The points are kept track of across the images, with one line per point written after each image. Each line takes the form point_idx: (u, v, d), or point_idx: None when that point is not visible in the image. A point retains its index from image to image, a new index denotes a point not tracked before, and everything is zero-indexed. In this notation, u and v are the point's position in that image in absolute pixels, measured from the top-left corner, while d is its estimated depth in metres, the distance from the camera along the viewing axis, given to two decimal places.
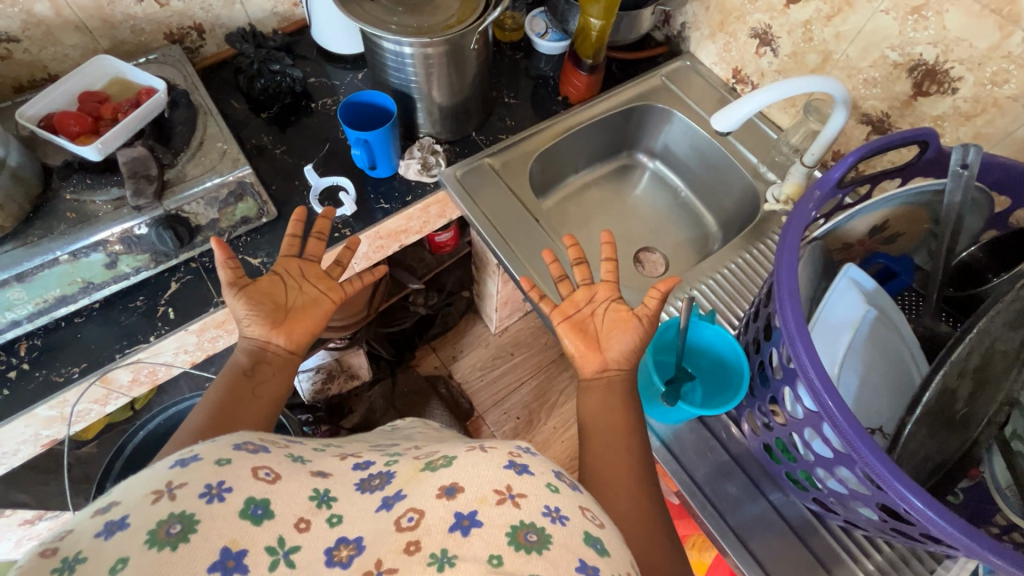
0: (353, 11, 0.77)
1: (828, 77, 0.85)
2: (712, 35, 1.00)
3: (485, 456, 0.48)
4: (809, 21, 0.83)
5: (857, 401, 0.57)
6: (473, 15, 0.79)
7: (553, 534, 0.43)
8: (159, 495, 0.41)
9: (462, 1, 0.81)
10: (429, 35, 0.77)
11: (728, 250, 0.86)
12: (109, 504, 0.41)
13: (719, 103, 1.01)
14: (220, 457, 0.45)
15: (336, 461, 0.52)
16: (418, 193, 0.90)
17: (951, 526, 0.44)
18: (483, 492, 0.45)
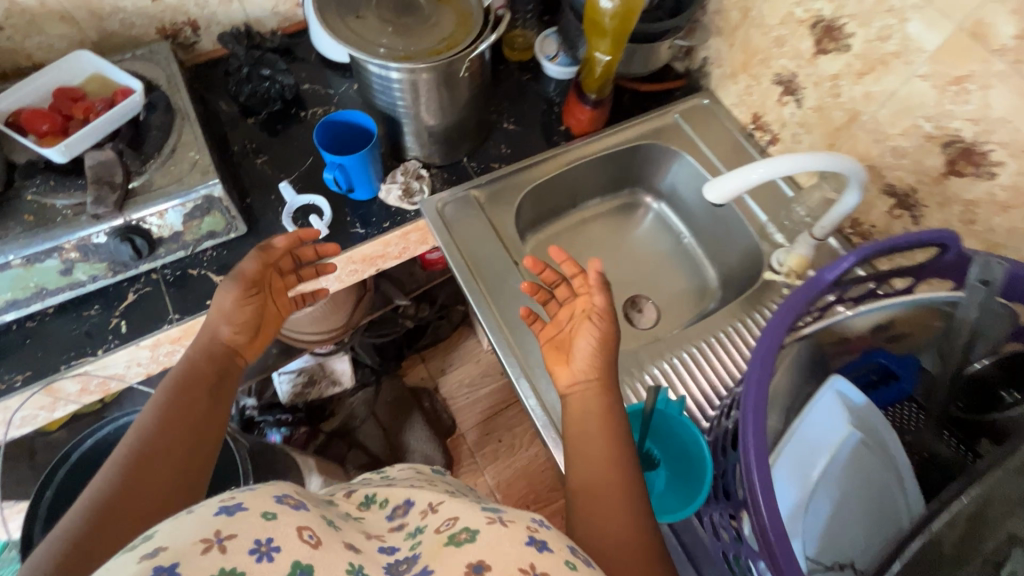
0: (337, 29, 0.72)
1: (853, 138, 0.77)
2: (734, 75, 0.92)
3: (506, 532, 0.43)
4: (838, 75, 0.75)
5: (826, 533, 0.51)
6: (465, 39, 0.73)
7: None
8: (208, 545, 0.37)
9: (458, 23, 0.75)
10: (415, 59, 0.71)
11: (719, 317, 0.79)
12: (154, 549, 0.37)
13: (734, 150, 0.93)
14: (266, 511, 0.41)
15: (363, 538, 0.47)
16: (397, 220, 0.85)
17: None
18: (508, 566, 0.40)
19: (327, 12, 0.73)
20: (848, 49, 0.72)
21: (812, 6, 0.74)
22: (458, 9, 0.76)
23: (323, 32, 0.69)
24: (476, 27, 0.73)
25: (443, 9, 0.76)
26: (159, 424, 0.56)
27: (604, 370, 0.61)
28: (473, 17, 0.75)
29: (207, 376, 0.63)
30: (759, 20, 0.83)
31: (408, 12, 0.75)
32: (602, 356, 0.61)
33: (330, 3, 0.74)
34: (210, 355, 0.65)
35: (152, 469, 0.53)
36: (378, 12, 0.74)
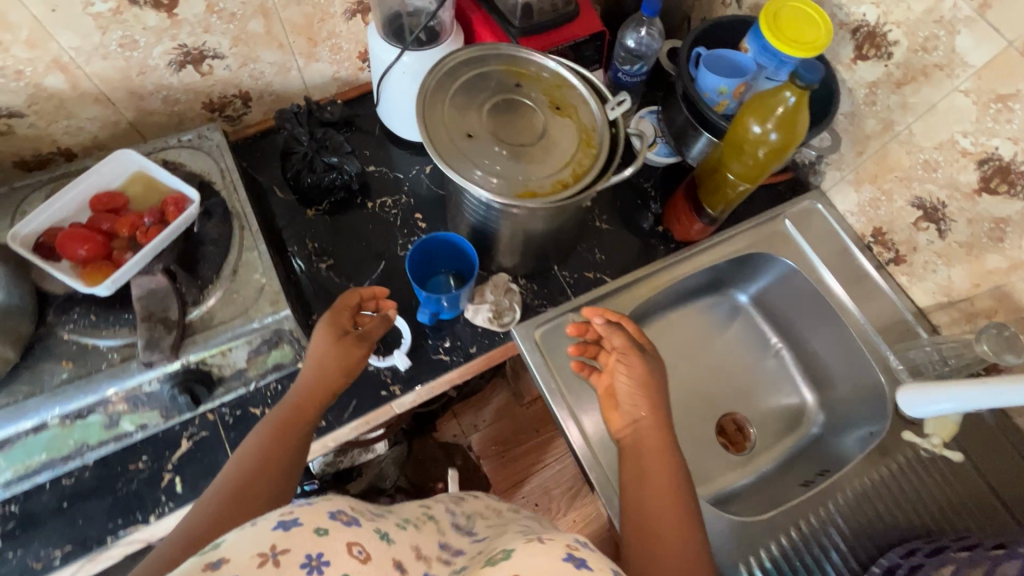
0: (445, 151, 0.60)
1: (1010, 286, 0.69)
2: (858, 183, 0.82)
3: (542, 548, 0.39)
4: (1005, 219, 0.66)
5: None
6: (593, 168, 0.62)
7: None
8: (264, 560, 0.34)
9: (580, 142, 0.64)
10: (538, 195, 0.60)
11: (847, 476, 0.71)
12: (220, 560, 0.34)
13: (848, 266, 0.85)
14: (320, 525, 0.38)
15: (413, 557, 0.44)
16: (485, 344, 0.75)
17: None
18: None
19: (432, 127, 0.61)
20: None
21: (986, 141, 0.65)
22: (579, 124, 0.65)
23: (434, 164, 0.57)
24: (605, 152, 0.63)
25: (563, 122, 0.65)
26: (246, 468, 0.52)
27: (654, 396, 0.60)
28: (598, 136, 0.64)
29: (300, 421, 0.57)
30: (905, 136, 0.73)
31: (523, 128, 0.64)
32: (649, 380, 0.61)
33: (433, 115, 0.62)
34: (308, 377, 0.59)
35: (235, 512, 0.49)
36: (490, 127, 0.63)
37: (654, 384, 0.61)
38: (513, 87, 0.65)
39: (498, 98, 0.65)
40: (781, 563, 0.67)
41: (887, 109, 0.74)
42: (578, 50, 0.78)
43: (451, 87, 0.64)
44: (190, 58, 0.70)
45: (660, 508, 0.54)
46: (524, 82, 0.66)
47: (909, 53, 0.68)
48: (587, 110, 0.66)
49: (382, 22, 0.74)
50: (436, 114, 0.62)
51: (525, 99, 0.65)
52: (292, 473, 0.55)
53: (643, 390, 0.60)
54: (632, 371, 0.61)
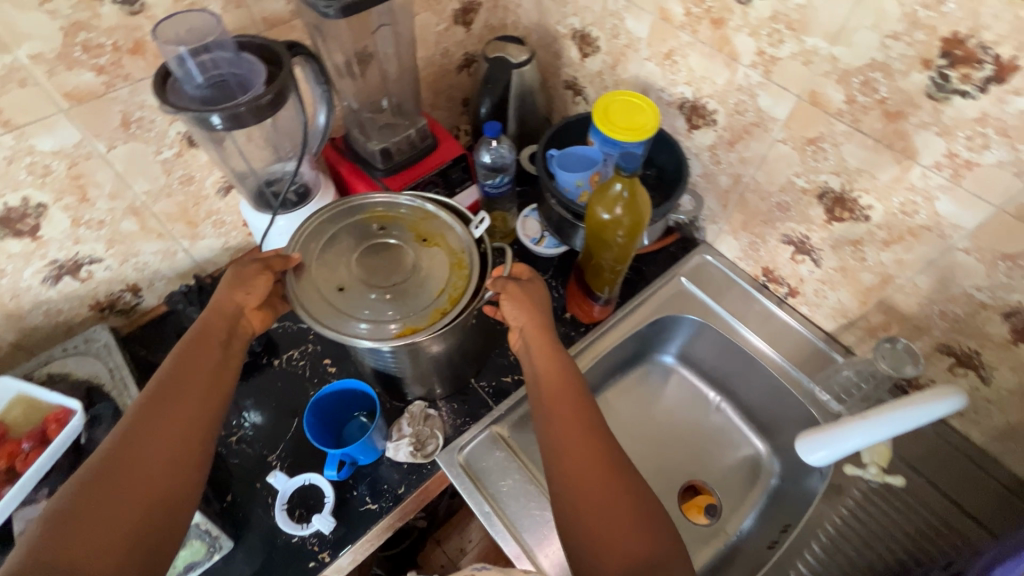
0: (323, 313, 0.61)
1: (889, 298, 0.72)
2: (734, 231, 0.87)
3: None
4: (860, 241, 0.70)
5: None
6: (467, 289, 0.64)
7: None
8: None
9: (453, 265, 0.66)
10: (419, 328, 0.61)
11: (808, 522, 0.69)
12: None
13: (752, 308, 0.88)
14: None
15: None
16: (413, 480, 0.72)
17: None
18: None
19: (303, 293, 0.63)
20: (867, 218, 0.68)
21: (817, 178, 0.70)
22: (448, 250, 0.67)
23: (310, 328, 0.59)
24: (475, 272, 0.65)
25: (431, 252, 0.67)
26: (173, 378, 0.54)
27: (543, 332, 0.64)
28: (468, 257, 0.67)
29: (217, 334, 0.60)
30: (754, 185, 0.79)
31: (393, 265, 0.66)
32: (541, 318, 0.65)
33: (302, 281, 0.63)
34: (214, 310, 0.62)
35: (156, 432, 0.50)
36: (360, 274, 0.65)
37: (540, 317, 0.65)
38: (378, 231, 0.68)
39: (364, 246, 0.67)
40: None
41: (732, 165, 0.80)
42: (446, 174, 0.84)
43: (317, 249, 0.67)
44: (66, 269, 0.71)
45: (565, 424, 0.56)
46: (388, 225, 0.69)
47: (729, 116, 0.76)
48: (452, 235, 0.68)
49: (253, 193, 0.78)
50: (305, 279, 0.64)
51: (390, 239, 0.68)
52: (218, 378, 0.57)
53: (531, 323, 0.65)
54: (516, 297, 0.65)
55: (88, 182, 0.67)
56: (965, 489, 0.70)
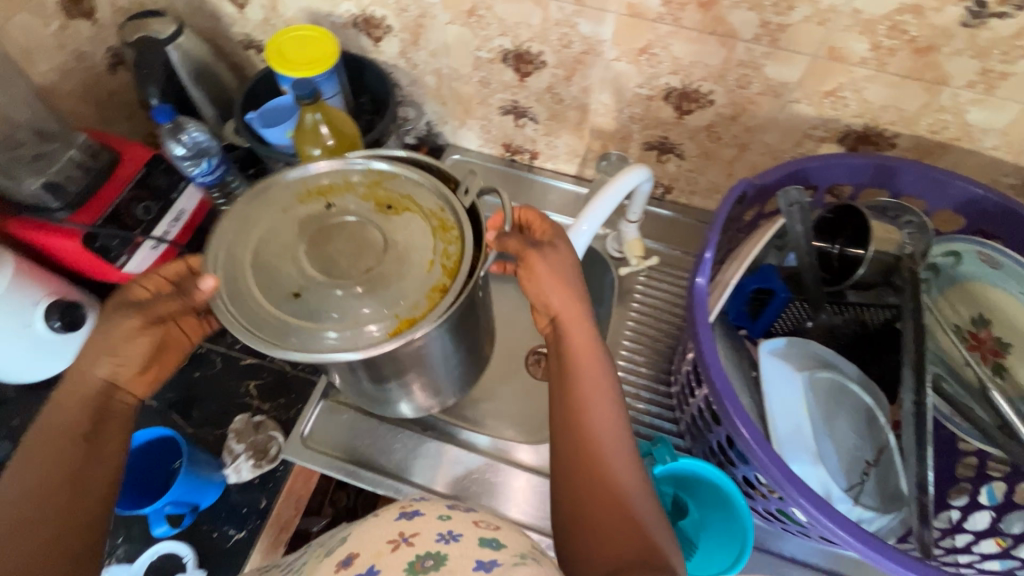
0: (285, 336, 0.52)
1: (595, 125, 0.83)
2: (464, 123, 0.92)
3: (378, 521, 0.51)
4: (552, 86, 0.79)
5: (836, 441, 0.59)
6: (462, 252, 0.57)
7: (449, 553, 0.45)
8: (396, 545, 0.47)
9: (435, 230, 0.59)
10: (418, 319, 0.54)
11: (613, 331, 0.82)
12: (348, 557, 0.47)
13: (511, 183, 0.95)
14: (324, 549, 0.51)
15: (372, 531, 0.50)
16: (272, 488, 0.70)
17: (816, 507, 0.49)
18: (376, 547, 0.47)
19: (248, 315, 0.53)
20: (545, 64, 0.77)
21: (493, 45, 0.76)
22: (424, 212, 0.60)
23: (275, 356, 0.50)
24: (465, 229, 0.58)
25: (403, 218, 0.60)
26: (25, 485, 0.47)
27: (578, 300, 0.59)
28: (450, 213, 0.59)
29: (78, 426, 0.51)
30: (455, 74, 0.83)
31: (364, 244, 0.57)
32: (578, 290, 0.59)
33: (240, 301, 0.54)
34: (70, 400, 0.52)
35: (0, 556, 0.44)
36: (316, 274, 0.56)
37: (575, 288, 0.59)
38: (326, 208, 0.60)
39: (312, 232, 0.59)
40: None
41: (427, 62, 0.83)
42: (148, 183, 0.76)
43: (250, 258, 0.57)
44: None
45: (599, 400, 0.55)
46: (335, 201, 0.61)
47: (399, 17, 0.78)
48: (420, 195, 0.61)
49: None
50: (265, 301, 0.55)
51: (348, 217, 0.59)
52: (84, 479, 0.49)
53: (558, 302, 0.58)
54: (546, 273, 0.58)
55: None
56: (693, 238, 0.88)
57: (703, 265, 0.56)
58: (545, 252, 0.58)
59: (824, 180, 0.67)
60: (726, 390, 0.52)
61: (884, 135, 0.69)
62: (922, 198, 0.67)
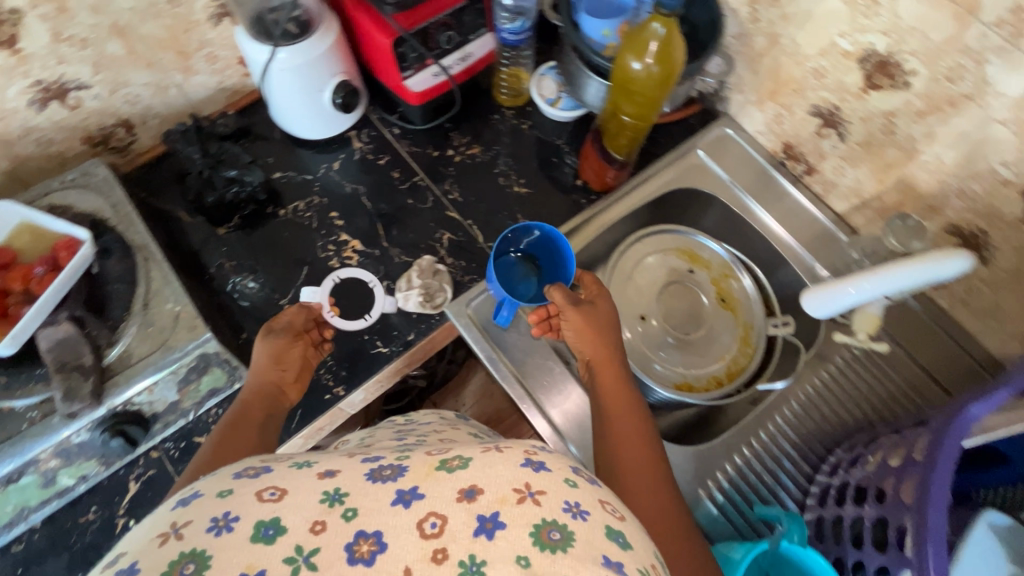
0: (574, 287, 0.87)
1: (910, 176, 0.70)
2: (760, 102, 0.83)
3: (501, 456, 0.43)
4: (894, 113, 0.67)
5: None
6: (747, 366, 0.77)
7: (577, 532, 0.38)
8: (522, 496, 0.40)
9: (740, 341, 0.78)
10: (695, 387, 0.76)
11: (806, 369, 0.73)
12: (471, 489, 0.40)
13: (768, 187, 0.86)
14: (440, 463, 0.43)
15: (493, 455, 0.43)
16: (422, 328, 0.76)
17: None
18: (502, 491, 0.40)
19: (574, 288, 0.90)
20: (907, 86, 0.64)
21: (862, 39, 0.66)
22: (739, 321, 0.80)
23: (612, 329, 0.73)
24: (759, 353, 0.77)
25: (724, 317, 0.80)
26: (244, 415, 0.58)
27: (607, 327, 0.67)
28: (755, 335, 0.78)
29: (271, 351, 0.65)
30: (791, 47, 0.74)
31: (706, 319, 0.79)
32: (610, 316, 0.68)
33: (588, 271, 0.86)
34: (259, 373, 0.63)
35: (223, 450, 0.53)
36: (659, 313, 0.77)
37: (604, 330, 0.66)
38: (687, 273, 0.79)
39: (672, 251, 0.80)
40: (738, 482, 0.68)
41: (770, 23, 0.74)
42: (460, 16, 0.78)
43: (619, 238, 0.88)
44: (52, 94, 0.67)
45: (625, 427, 0.59)
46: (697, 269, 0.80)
47: None
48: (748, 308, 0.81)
49: (250, 22, 0.71)
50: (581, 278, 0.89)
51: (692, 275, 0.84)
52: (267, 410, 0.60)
53: (592, 343, 0.65)
54: (583, 319, 0.66)
55: (129, 36, 0.68)
56: (951, 370, 0.70)
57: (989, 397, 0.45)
58: (579, 301, 0.67)
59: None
60: (936, 530, 0.43)
61: None
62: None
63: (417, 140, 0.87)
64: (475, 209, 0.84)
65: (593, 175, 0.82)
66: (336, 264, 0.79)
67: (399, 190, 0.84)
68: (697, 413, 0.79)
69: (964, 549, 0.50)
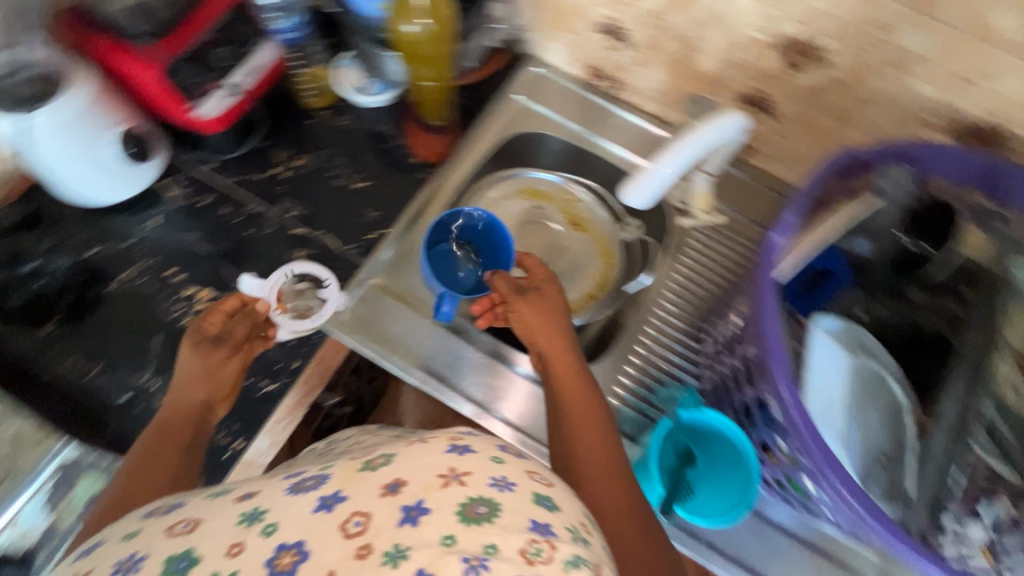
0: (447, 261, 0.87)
1: (694, 62, 0.76)
2: (555, 35, 0.86)
3: (424, 448, 0.44)
4: (660, 11, 0.73)
5: (861, 432, 0.58)
6: (612, 273, 0.87)
7: (504, 502, 0.39)
8: (447, 480, 0.40)
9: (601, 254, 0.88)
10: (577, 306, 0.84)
11: (665, 259, 0.80)
12: (394, 482, 0.40)
13: (590, 110, 0.91)
14: (363, 465, 0.43)
15: (421, 449, 0.44)
16: (305, 352, 0.73)
17: (811, 444, 0.49)
18: (426, 478, 0.40)
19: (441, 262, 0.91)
20: None
21: None
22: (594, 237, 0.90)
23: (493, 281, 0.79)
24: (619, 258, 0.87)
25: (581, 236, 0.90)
26: (170, 426, 0.61)
27: (556, 313, 0.69)
28: (612, 245, 0.89)
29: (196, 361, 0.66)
30: None
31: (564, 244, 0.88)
32: (558, 305, 0.70)
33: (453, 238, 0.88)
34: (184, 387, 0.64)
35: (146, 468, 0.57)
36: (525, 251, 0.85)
37: (553, 321, 0.68)
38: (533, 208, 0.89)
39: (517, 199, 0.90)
40: (642, 380, 0.73)
41: None
42: (229, 27, 0.75)
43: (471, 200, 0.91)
44: None
45: (580, 401, 0.62)
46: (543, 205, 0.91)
47: None
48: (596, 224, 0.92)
49: None
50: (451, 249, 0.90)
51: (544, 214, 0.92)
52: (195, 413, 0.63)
53: (543, 334, 0.67)
54: (534, 311, 0.68)
55: None
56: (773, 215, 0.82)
57: (782, 224, 0.54)
58: (528, 296, 0.68)
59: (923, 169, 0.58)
60: (773, 349, 0.50)
61: (1003, 137, 0.62)
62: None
63: (237, 168, 0.82)
64: (321, 218, 0.81)
65: (424, 148, 0.84)
66: (189, 321, 0.73)
67: (234, 224, 0.79)
68: (595, 334, 0.83)
69: (810, 355, 0.57)
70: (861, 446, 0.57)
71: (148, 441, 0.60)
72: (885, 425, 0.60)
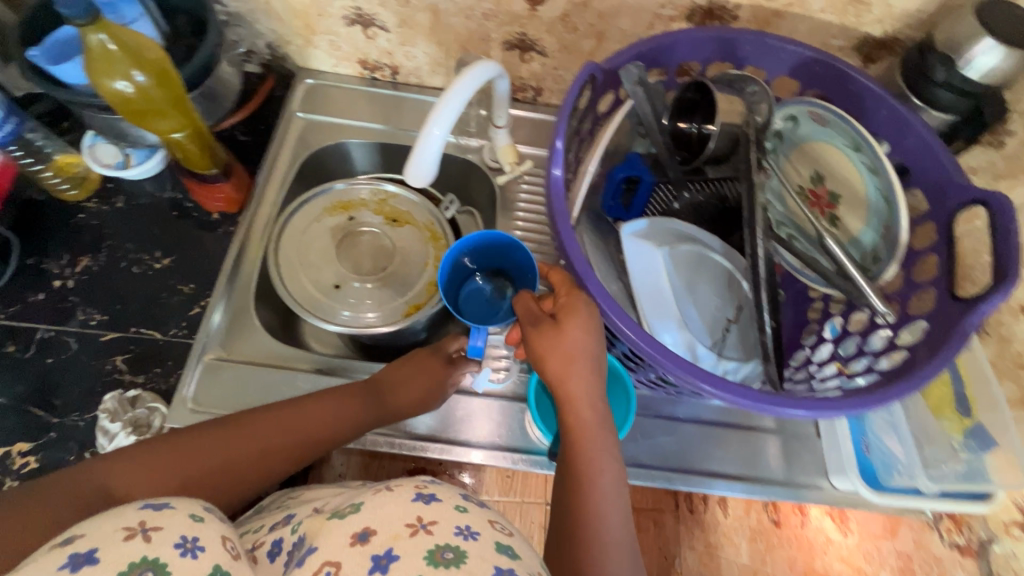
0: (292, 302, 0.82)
1: (450, 26, 0.75)
2: (309, 41, 0.82)
3: (392, 495, 0.42)
4: None
5: (701, 311, 0.62)
6: None
7: (469, 548, 0.37)
8: (415, 529, 0.38)
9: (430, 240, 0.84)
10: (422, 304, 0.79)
11: (501, 218, 0.81)
12: (364, 531, 0.38)
13: (380, 103, 0.88)
14: (334, 517, 0.42)
15: (389, 495, 0.42)
16: None
17: (657, 350, 0.51)
18: (394, 528, 0.38)
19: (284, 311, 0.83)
20: None
21: None
22: (420, 225, 0.85)
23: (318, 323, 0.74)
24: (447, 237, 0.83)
25: (405, 230, 0.85)
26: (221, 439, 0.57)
27: (589, 363, 0.52)
28: (438, 226, 0.84)
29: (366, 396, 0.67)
30: None
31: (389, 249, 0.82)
32: (591, 353, 0.52)
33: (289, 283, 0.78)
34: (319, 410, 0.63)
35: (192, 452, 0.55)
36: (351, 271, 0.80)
37: (576, 354, 0.52)
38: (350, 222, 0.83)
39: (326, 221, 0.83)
40: None
41: None
42: None
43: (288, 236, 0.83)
44: None
45: (597, 454, 0.51)
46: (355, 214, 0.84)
47: None
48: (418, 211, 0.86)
49: None
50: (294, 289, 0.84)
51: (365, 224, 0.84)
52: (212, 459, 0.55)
53: (560, 372, 0.52)
54: (552, 342, 0.52)
55: None
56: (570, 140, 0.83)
57: (556, 155, 0.55)
58: (544, 329, 0.53)
59: (671, 61, 0.65)
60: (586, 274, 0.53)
61: (725, 8, 0.67)
62: (761, 67, 0.67)
63: (8, 299, 0.72)
64: (130, 313, 0.72)
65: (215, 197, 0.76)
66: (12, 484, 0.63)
67: (30, 358, 0.69)
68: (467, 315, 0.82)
69: (628, 263, 0.60)
70: (708, 322, 0.63)
71: (213, 430, 0.58)
72: (723, 296, 0.65)
